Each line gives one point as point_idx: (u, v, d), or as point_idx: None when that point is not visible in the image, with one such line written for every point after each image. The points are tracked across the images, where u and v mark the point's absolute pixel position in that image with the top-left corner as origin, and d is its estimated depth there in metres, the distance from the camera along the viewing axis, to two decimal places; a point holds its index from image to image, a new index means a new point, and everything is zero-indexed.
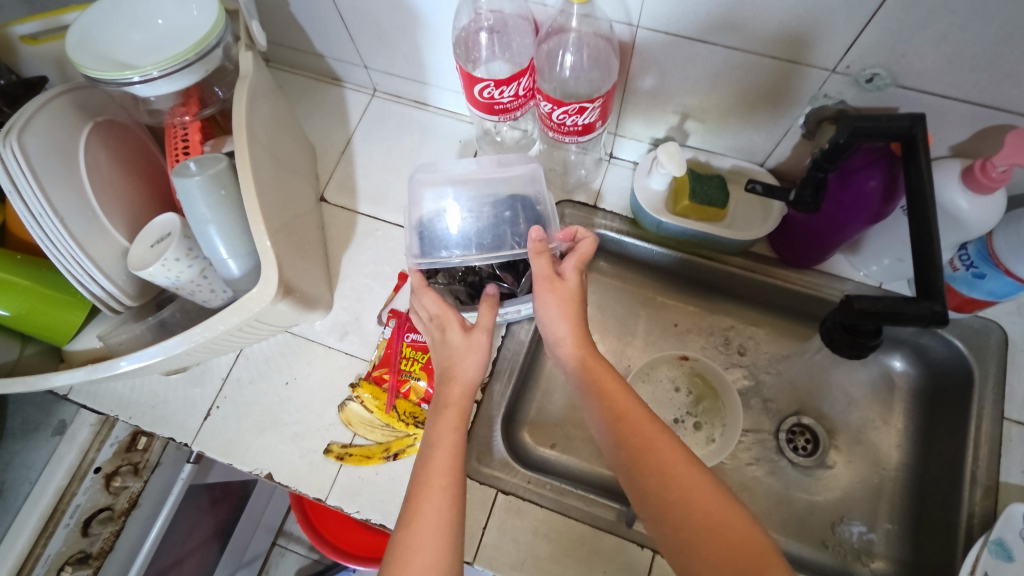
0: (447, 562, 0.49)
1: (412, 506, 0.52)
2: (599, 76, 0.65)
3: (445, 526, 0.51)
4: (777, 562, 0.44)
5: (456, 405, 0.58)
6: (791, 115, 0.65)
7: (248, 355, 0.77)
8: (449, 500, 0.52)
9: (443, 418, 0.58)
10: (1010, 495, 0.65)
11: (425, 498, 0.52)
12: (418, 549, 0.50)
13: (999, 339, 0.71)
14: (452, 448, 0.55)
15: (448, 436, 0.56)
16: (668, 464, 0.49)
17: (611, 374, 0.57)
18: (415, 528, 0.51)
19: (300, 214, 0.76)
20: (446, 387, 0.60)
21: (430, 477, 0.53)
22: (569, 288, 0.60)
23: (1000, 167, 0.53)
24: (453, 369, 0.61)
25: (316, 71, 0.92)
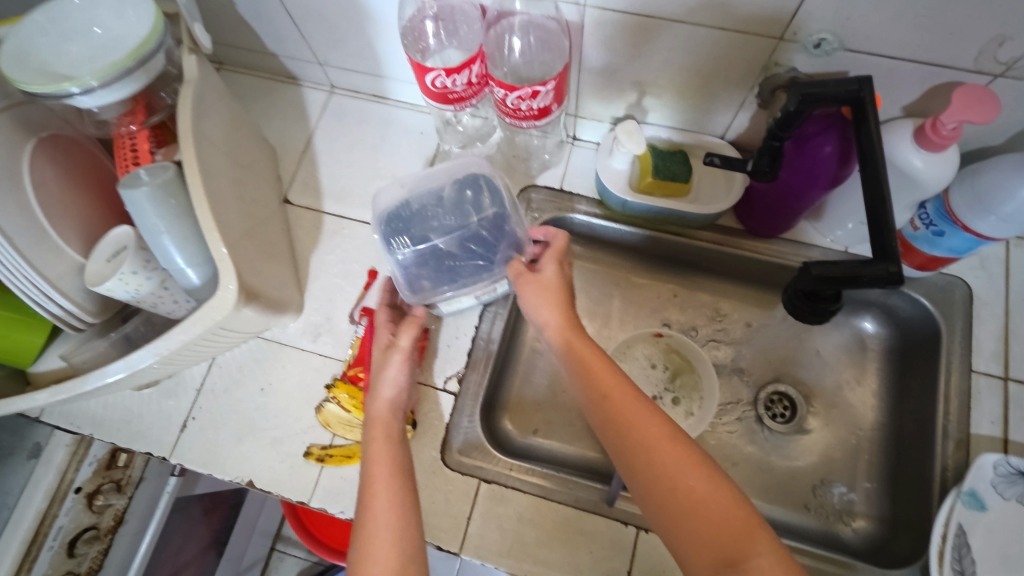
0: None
1: (362, 524, 0.50)
2: (551, 57, 0.64)
3: (398, 539, 0.49)
4: (759, 536, 0.42)
5: (382, 419, 0.58)
6: (746, 86, 0.65)
7: (221, 363, 0.76)
8: (398, 508, 0.51)
9: (374, 430, 0.57)
10: (980, 446, 0.67)
11: (373, 512, 0.50)
12: (370, 568, 0.47)
13: (963, 294, 0.73)
14: (393, 460, 0.54)
15: (386, 446, 0.55)
16: (653, 440, 0.48)
17: (597, 353, 0.55)
18: (370, 544, 0.48)
19: (263, 218, 0.75)
20: (370, 403, 0.60)
21: (375, 487, 0.52)
22: (547, 280, 0.61)
23: (950, 124, 0.53)
24: (374, 380, 0.61)
25: (270, 71, 0.90)
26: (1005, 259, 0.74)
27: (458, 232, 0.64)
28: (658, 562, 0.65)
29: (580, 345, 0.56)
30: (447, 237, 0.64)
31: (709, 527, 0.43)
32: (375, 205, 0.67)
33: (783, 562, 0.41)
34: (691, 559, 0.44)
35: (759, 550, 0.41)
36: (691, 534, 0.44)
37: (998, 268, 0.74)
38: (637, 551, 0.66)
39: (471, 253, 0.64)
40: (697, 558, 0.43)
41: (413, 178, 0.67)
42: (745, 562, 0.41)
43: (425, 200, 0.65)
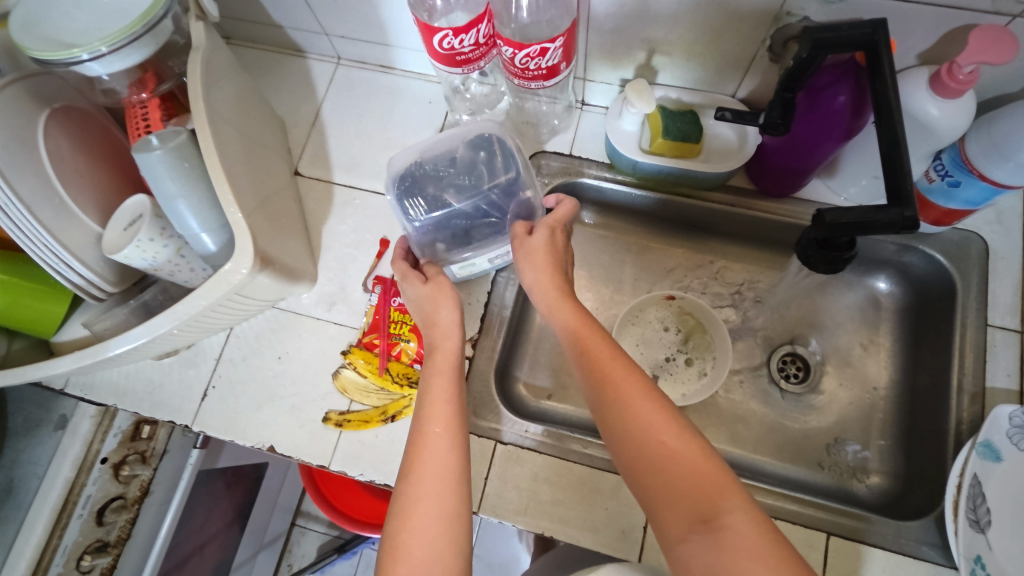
0: (453, 509, 0.49)
1: (412, 456, 0.52)
2: (557, 15, 0.63)
3: (448, 472, 0.51)
4: (736, 495, 0.42)
5: (444, 347, 0.60)
6: (756, 39, 0.64)
7: (238, 333, 0.77)
8: (452, 445, 0.52)
9: (435, 362, 0.59)
10: (996, 399, 0.67)
11: (421, 448, 0.52)
12: (420, 499, 0.49)
13: (979, 250, 0.72)
14: (450, 397, 0.55)
15: (444, 383, 0.57)
16: (631, 400, 0.48)
17: (586, 320, 0.56)
18: (419, 480, 0.50)
19: (274, 189, 0.75)
20: (430, 334, 0.62)
21: (426, 420, 0.54)
22: (536, 243, 0.62)
23: (966, 68, 0.53)
24: (434, 309, 0.62)
25: (276, 43, 0.90)
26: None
27: (471, 193, 0.64)
28: None
29: (566, 310, 0.57)
30: (459, 194, 0.64)
31: (678, 481, 0.43)
32: (389, 168, 0.66)
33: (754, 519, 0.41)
34: (666, 516, 0.43)
35: (730, 506, 0.41)
36: (664, 491, 0.44)
37: (1015, 222, 0.73)
38: None
39: (483, 213, 0.64)
40: (670, 514, 0.43)
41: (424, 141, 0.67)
42: (716, 517, 0.41)
43: (437, 162, 0.66)
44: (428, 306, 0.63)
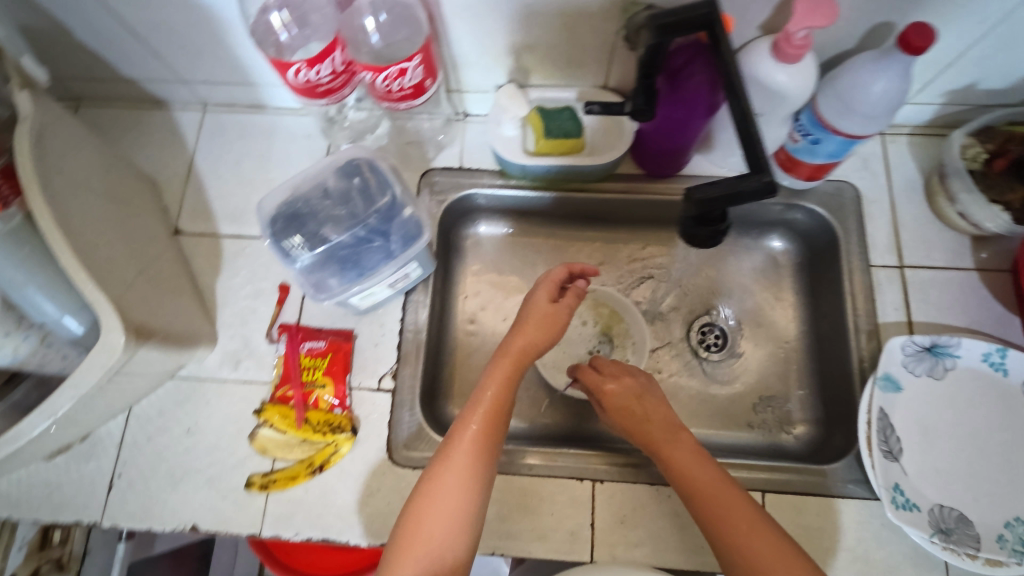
0: (471, 500, 0.54)
1: (445, 453, 0.56)
2: (409, 33, 0.61)
3: (475, 473, 0.55)
4: None
5: (513, 356, 0.62)
6: (611, 30, 0.65)
7: (139, 413, 0.72)
8: (486, 442, 0.56)
9: (498, 369, 0.61)
10: (889, 332, 0.71)
11: (451, 448, 0.56)
12: (440, 490, 0.53)
13: (852, 197, 0.76)
14: (496, 402, 0.58)
15: (496, 390, 0.59)
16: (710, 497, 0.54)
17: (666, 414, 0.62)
18: (443, 473, 0.54)
19: (150, 254, 0.70)
20: (511, 339, 0.63)
21: (473, 419, 0.57)
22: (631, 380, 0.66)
23: (799, 33, 0.55)
24: (522, 325, 0.64)
25: (134, 98, 0.84)
26: (885, 157, 0.78)
27: (349, 222, 0.61)
28: (618, 507, 0.66)
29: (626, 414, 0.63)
30: (338, 227, 0.61)
31: None
32: (259, 214, 0.64)
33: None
34: None
35: None
36: None
37: (879, 166, 0.78)
38: (596, 503, 0.67)
39: (365, 240, 0.61)
40: None
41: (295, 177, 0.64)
42: None
43: (306, 198, 0.62)
44: (529, 312, 0.65)
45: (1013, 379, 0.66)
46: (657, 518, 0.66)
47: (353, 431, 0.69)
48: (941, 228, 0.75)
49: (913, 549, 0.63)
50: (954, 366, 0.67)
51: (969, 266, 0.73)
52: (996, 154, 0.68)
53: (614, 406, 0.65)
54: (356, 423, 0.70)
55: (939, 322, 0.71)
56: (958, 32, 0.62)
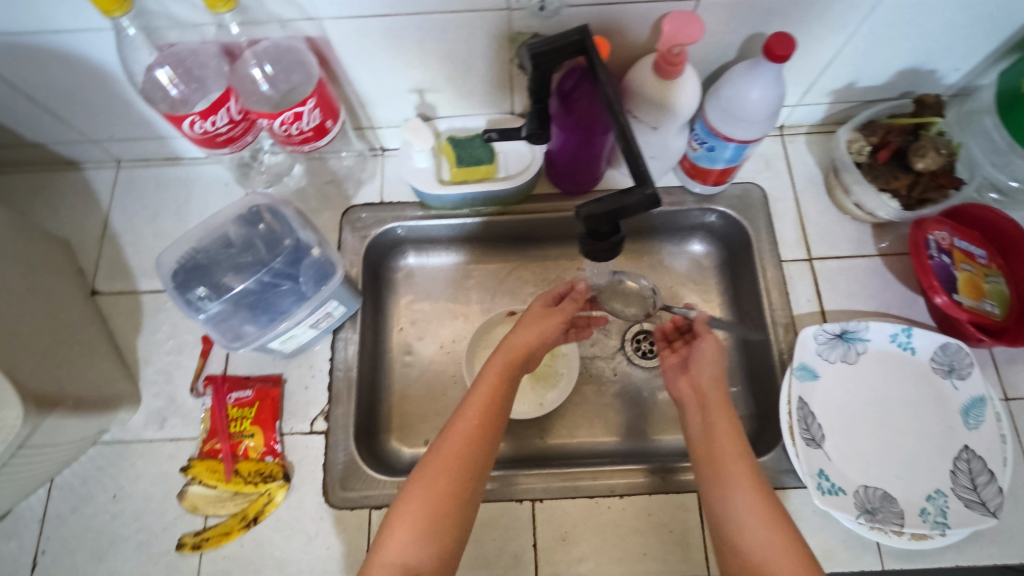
0: (459, 492, 0.54)
1: (438, 443, 0.56)
2: (301, 78, 0.62)
3: (468, 463, 0.55)
4: None
5: (509, 350, 0.62)
6: (504, 60, 0.67)
7: (61, 484, 0.69)
8: (475, 441, 0.56)
9: (493, 361, 0.62)
10: (804, 324, 0.74)
11: (447, 440, 0.56)
12: (428, 482, 0.54)
13: (759, 198, 0.80)
14: (492, 396, 0.58)
15: (489, 388, 0.59)
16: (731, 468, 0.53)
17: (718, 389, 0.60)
18: (431, 472, 0.54)
19: (62, 318, 0.68)
20: (510, 336, 0.64)
21: (468, 410, 0.58)
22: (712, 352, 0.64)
23: (674, 50, 0.58)
24: (528, 323, 0.65)
25: (42, 161, 0.83)
26: (786, 157, 0.81)
27: (253, 269, 0.62)
28: (559, 525, 0.66)
29: (694, 371, 0.63)
30: (242, 276, 0.61)
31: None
32: (158, 270, 0.63)
33: (797, 558, 0.47)
34: None
35: None
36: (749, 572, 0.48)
37: (782, 165, 0.81)
38: (538, 524, 0.67)
39: (272, 285, 0.62)
40: None
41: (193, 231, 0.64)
42: None
43: (209, 249, 0.63)
44: (527, 312, 0.67)
45: (921, 357, 0.69)
46: (600, 531, 0.66)
47: (285, 478, 0.68)
48: (844, 220, 0.78)
49: (845, 532, 0.65)
50: (865, 349, 0.70)
51: (873, 253, 0.76)
52: (879, 146, 0.71)
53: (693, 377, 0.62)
54: (289, 469, 0.69)
55: (850, 310, 0.74)
56: (827, 37, 0.66)
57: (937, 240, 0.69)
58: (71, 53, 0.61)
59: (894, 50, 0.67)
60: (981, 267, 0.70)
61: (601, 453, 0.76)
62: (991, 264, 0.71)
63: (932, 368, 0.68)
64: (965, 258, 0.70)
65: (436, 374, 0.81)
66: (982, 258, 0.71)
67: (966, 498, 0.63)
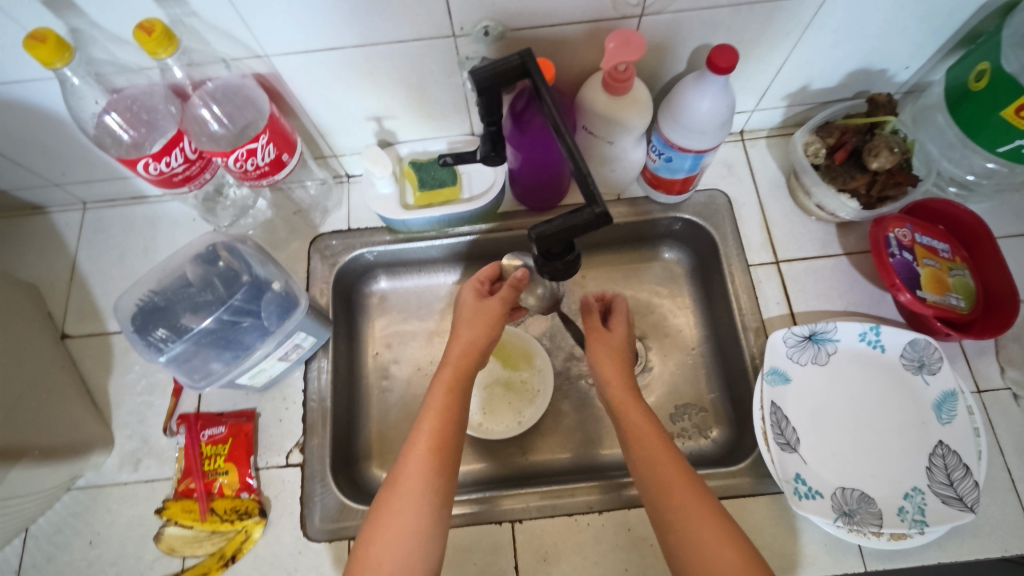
0: (425, 517, 0.54)
1: (395, 470, 0.58)
2: (250, 113, 0.62)
3: (426, 486, 0.56)
4: None
5: (455, 363, 0.64)
6: (457, 84, 0.67)
7: (35, 533, 0.68)
8: (433, 457, 0.57)
9: (440, 376, 0.63)
10: (774, 327, 0.74)
11: (403, 465, 0.57)
12: (392, 510, 0.55)
13: (724, 203, 0.80)
14: (441, 414, 0.60)
15: (441, 404, 0.61)
16: (653, 464, 0.56)
17: (624, 381, 0.65)
18: (395, 495, 0.55)
19: (31, 365, 0.68)
20: (452, 344, 0.66)
21: (419, 431, 0.59)
22: (614, 339, 0.68)
23: (620, 67, 0.59)
24: (465, 321, 0.67)
25: (8, 207, 0.83)
26: (748, 161, 0.82)
27: (213, 307, 0.62)
28: (538, 546, 0.66)
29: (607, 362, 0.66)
30: (200, 315, 0.61)
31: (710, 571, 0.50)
32: (117, 315, 0.63)
33: (735, 550, 0.50)
34: None
35: None
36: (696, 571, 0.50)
37: (745, 170, 0.82)
38: (517, 545, 0.66)
39: (231, 322, 0.62)
40: None
41: (150, 274, 0.64)
42: None
43: (168, 290, 0.63)
44: (459, 310, 0.68)
45: (890, 354, 0.69)
46: (579, 549, 0.66)
47: (262, 513, 0.67)
48: (809, 221, 0.79)
49: (826, 535, 0.65)
50: (835, 350, 0.70)
51: (839, 252, 0.77)
52: (836, 147, 0.72)
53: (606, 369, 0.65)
54: (265, 504, 0.68)
55: (820, 310, 0.74)
56: (773, 44, 0.66)
57: (897, 237, 0.70)
58: (24, 102, 0.62)
59: (840, 53, 0.68)
60: (945, 261, 0.71)
61: (582, 467, 0.75)
62: (955, 258, 0.72)
63: (903, 364, 0.68)
64: (928, 254, 0.70)
65: (412, 397, 0.81)
66: (946, 253, 0.71)
67: (943, 494, 0.62)
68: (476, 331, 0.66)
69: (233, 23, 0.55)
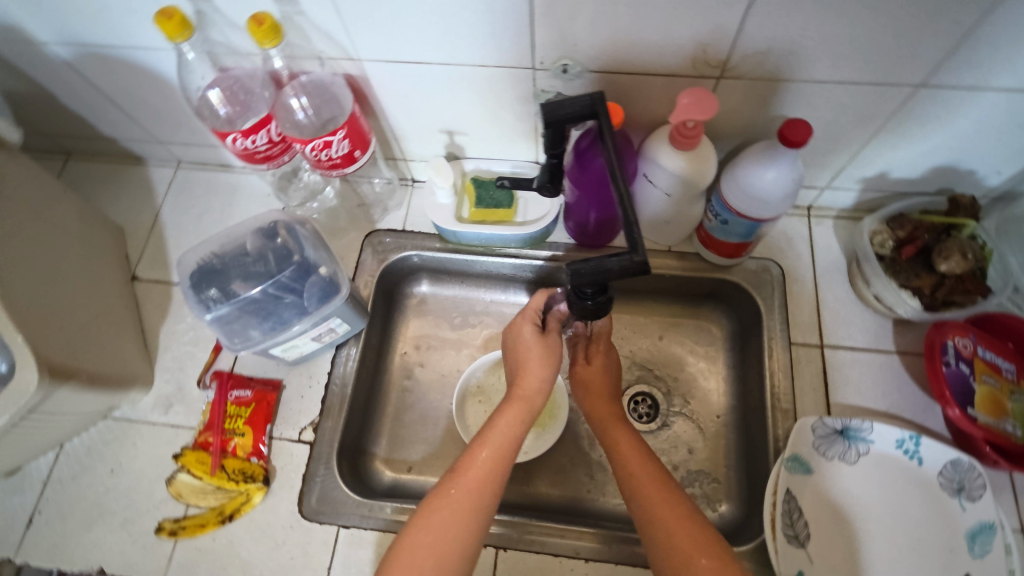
0: (459, 533, 0.54)
1: (444, 482, 0.57)
2: (335, 109, 0.67)
3: (467, 509, 0.55)
4: None
5: (524, 397, 0.64)
6: (529, 113, 0.70)
7: (68, 450, 0.74)
8: (485, 485, 0.57)
9: (507, 410, 0.63)
10: (806, 412, 0.70)
11: (454, 481, 0.57)
12: (433, 515, 0.54)
13: (777, 275, 0.77)
14: (498, 449, 0.59)
15: (504, 434, 0.61)
16: (656, 493, 0.57)
17: (611, 408, 0.68)
18: (441, 501, 0.55)
19: (100, 298, 0.75)
20: (520, 381, 0.66)
21: (473, 458, 0.59)
22: (596, 373, 0.72)
23: (690, 123, 0.59)
24: (526, 362, 0.67)
25: (115, 154, 0.92)
26: (810, 238, 0.80)
27: (263, 279, 0.66)
28: None
29: (596, 387, 0.70)
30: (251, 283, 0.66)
31: None
32: (180, 270, 0.69)
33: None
34: None
35: None
36: None
37: (805, 246, 0.79)
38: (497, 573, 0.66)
39: (275, 296, 0.65)
40: None
41: (216, 237, 0.70)
42: None
43: (227, 256, 0.68)
44: (524, 352, 0.68)
45: (928, 469, 0.64)
46: None
47: (265, 481, 0.70)
48: (864, 310, 0.75)
49: None
50: (867, 451, 0.66)
51: (891, 349, 0.73)
52: (906, 241, 0.69)
53: (593, 401, 0.69)
54: (270, 473, 0.71)
55: (858, 405, 0.71)
56: (854, 125, 0.65)
57: (956, 347, 0.65)
58: (146, 66, 0.69)
59: (926, 146, 0.66)
60: (1007, 382, 0.66)
61: (581, 511, 0.74)
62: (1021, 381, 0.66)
63: (940, 483, 0.63)
64: (988, 371, 0.65)
65: (429, 402, 0.82)
66: (1010, 373, 0.66)
67: None
68: (526, 381, 0.66)
69: (335, 25, 0.59)
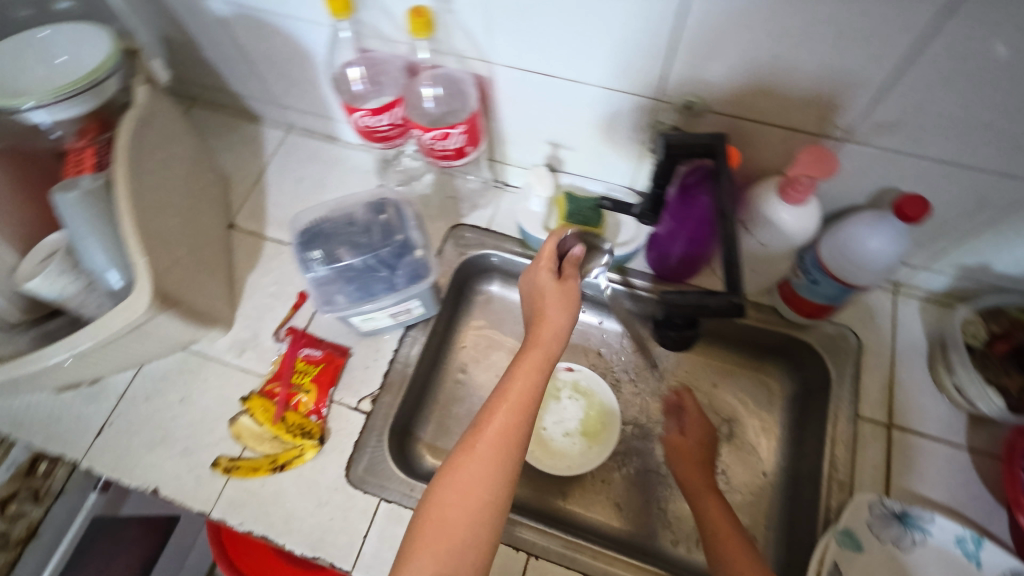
0: (486, 496, 0.50)
1: (468, 438, 0.54)
2: (459, 105, 0.71)
3: (490, 468, 0.51)
4: None
5: (545, 345, 0.59)
6: (639, 140, 0.71)
7: (146, 372, 0.79)
8: (505, 444, 0.53)
9: (527, 357, 0.58)
10: (862, 489, 0.69)
11: (476, 438, 0.53)
12: (457, 475, 0.51)
13: (854, 345, 0.76)
14: (516, 405, 0.54)
15: (521, 386, 0.56)
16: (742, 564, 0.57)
17: (703, 477, 0.69)
18: (462, 459, 0.52)
19: (203, 238, 0.80)
20: (535, 330, 0.61)
21: (494, 409, 0.54)
22: (690, 443, 0.74)
23: (804, 179, 0.60)
24: (544, 307, 0.62)
25: (235, 109, 0.98)
26: (892, 314, 0.78)
27: (362, 250, 0.70)
28: None
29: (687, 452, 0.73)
30: (352, 251, 0.69)
31: None
32: (292, 227, 0.73)
33: None
34: None
35: None
36: None
37: (886, 321, 0.78)
38: None
39: (371, 268, 0.69)
40: None
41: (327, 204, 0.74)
42: None
43: (335, 222, 0.72)
44: (540, 297, 0.63)
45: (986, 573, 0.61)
46: None
47: (319, 440, 0.73)
48: (938, 398, 0.73)
49: None
50: (923, 541, 0.64)
51: (961, 443, 0.71)
52: (1000, 336, 0.69)
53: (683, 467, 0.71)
54: (325, 433, 0.74)
55: (918, 493, 0.69)
56: (967, 211, 0.64)
57: None
58: (291, 35, 0.74)
59: None
60: None
61: (615, 539, 0.73)
62: None
63: None
64: None
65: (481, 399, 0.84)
66: None
67: None
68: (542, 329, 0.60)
69: (479, 27, 0.63)
